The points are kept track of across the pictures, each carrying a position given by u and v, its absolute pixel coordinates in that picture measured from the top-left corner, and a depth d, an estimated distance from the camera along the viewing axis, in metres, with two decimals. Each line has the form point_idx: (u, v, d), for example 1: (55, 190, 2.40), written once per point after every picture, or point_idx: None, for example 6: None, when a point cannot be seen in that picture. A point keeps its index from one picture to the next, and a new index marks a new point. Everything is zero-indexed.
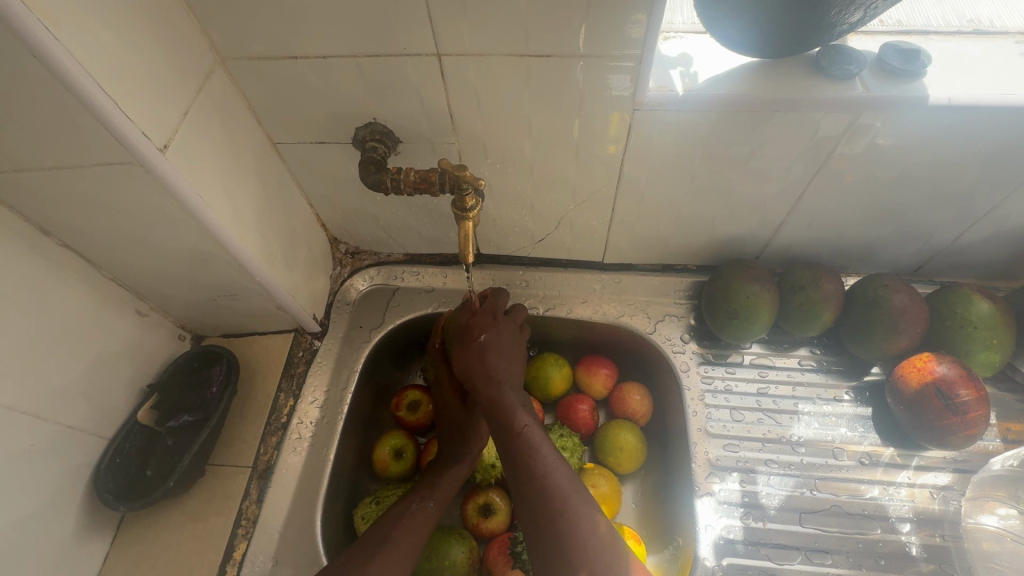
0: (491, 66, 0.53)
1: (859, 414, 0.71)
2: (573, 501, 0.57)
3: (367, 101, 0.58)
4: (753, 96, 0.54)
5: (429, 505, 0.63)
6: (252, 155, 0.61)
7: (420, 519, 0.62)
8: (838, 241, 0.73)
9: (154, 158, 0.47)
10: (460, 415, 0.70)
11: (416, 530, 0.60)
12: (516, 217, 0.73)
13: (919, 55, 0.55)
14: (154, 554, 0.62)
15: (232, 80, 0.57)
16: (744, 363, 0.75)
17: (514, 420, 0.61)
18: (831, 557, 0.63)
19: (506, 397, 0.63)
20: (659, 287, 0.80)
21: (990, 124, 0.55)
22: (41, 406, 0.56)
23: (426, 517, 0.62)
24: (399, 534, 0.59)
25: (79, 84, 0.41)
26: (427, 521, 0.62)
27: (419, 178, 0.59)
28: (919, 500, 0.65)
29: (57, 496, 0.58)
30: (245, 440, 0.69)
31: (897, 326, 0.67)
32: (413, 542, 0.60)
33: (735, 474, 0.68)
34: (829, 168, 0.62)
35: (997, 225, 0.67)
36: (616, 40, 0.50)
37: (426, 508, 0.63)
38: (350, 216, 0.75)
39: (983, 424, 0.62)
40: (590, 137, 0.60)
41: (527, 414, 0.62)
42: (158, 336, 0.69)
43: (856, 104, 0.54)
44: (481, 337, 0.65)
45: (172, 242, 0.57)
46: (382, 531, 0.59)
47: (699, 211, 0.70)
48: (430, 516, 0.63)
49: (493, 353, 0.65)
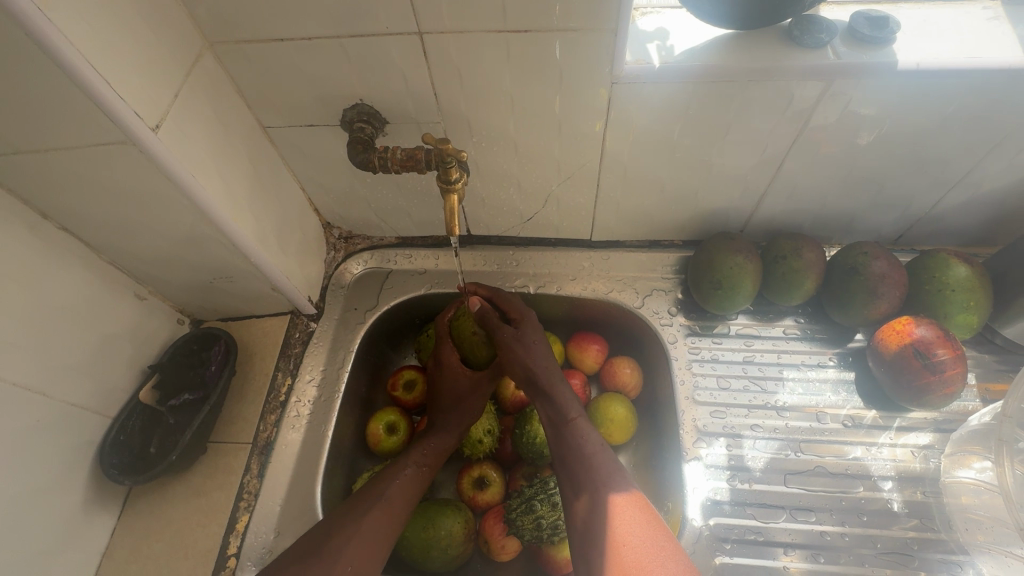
0: (472, 43, 0.55)
1: (843, 379, 0.73)
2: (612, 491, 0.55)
3: (353, 82, 0.60)
4: (727, 67, 0.56)
5: (420, 469, 0.66)
6: (243, 139, 0.63)
7: (411, 479, 0.64)
8: (819, 212, 0.75)
9: (146, 136, 0.49)
10: (461, 385, 0.70)
11: (406, 492, 0.63)
12: (504, 196, 0.74)
13: (889, 22, 0.56)
14: (159, 528, 0.64)
15: (220, 64, 0.58)
16: (730, 334, 0.77)
17: (567, 407, 0.64)
18: (815, 515, 0.65)
19: (559, 388, 0.65)
20: (647, 263, 0.82)
21: (959, 88, 0.56)
22: (45, 384, 0.58)
23: (416, 478, 0.65)
24: (392, 494, 0.61)
25: (72, 63, 0.42)
26: (418, 483, 0.65)
27: (406, 156, 0.61)
28: (902, 459, 0.67)
29: (63, 471, 0.60)
30: (245, 418, 0.71)
31: (877, 291, 0.68)
32: (404, 499, 0.62)
33: (722, 439, 0.70)
34: (805, 137, 0.63)
35: (973, 190, 0.69)
36: (591, 14, 0.51)
37: (417, 471, 0.65)
38: (341, 199, 0.77)
39: (961, 382, 0.64)
40: (571, 111, 0.61)
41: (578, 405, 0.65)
42: (158, 319, 0.71)
43: (828, 71, 0.55)
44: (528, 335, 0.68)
45: (168, 224, 0.59)
46: (375, 491, 0.61)
47: (682, 185, 0.71)
48: (420, 478, 0.65)
49: (539, 351, 0.67)
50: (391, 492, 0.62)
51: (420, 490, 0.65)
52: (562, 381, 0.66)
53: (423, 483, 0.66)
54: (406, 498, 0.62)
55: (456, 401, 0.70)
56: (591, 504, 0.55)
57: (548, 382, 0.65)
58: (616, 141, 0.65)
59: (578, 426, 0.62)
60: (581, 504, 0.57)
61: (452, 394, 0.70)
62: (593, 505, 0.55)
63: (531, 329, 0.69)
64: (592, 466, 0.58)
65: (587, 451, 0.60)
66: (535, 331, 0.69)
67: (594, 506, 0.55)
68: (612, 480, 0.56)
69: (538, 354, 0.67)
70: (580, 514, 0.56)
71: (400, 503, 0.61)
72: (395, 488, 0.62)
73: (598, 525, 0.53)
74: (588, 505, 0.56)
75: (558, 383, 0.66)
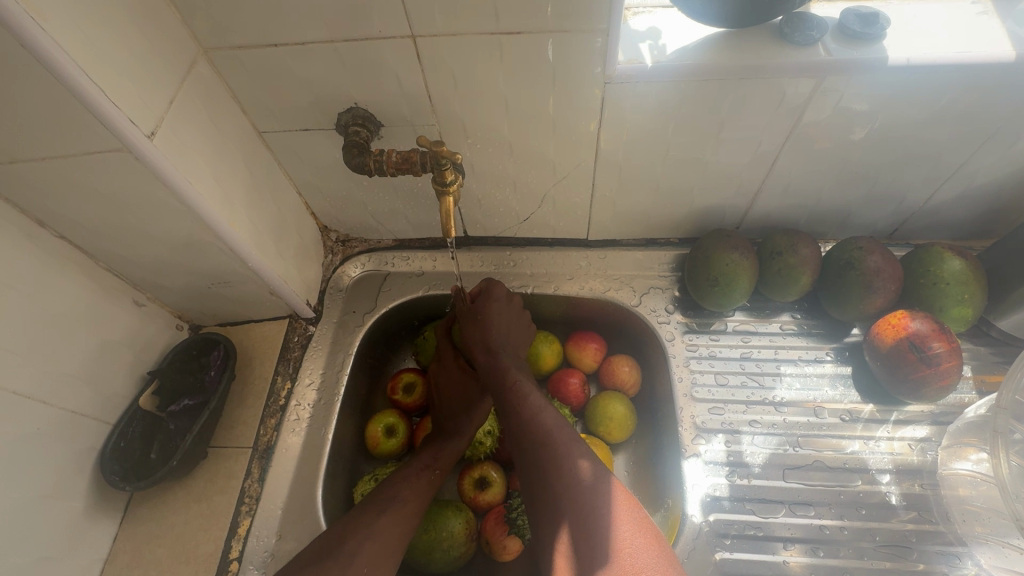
0: (465, 46, 0.55)
1: (840, 373, 0.73)
2: (553, 451, 0.57)
3: (347, 86, 0.60)
4: (719, 65, 0.56)
5: (431, 471, 0.66)
6: (239, 144, 0.63)
7: (423, 482, 0.64)
8: (814, 207, 0.75)
9: (142, 144, 0.49)
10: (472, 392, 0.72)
11: (420, 494, 0.63)
12: (500, 197, 0.75)
13: (878, 18, 0.57)
14: (161, 532, 0.65)
15: (215, 69, 0.58)
16: (728, 330, 0.77)
17: (507, 376, 0.65)
18: (814, 509, 0.65)
19: (502, 361, 0.67)
20: (644, 261, 0.82)
21: (949, 82, 0.56)
22: (45, 392, 0.58)
23: (428, 481, 0.65)
24: (404, 496, 0.62)
25: (67, 71, 0.43)
26: (429, 485, 0.65)
27: (401, 159, 0.61)
28: (899, 452, 0.68)
29: (65, 478, 0.60)
30: (245, 422, 0.71)
31: (872, 286, 0.69)
32: (416, 501, 0.62)
33: (720, 435, 0.70)
34: (799, 134, 0.64)
35: (966, 184, 0.69)
36: (583, 15, 0.52)
37: (429, 473, 0.66)
38: (338, 202, 0.77)
39: (957, 374, 0.64)
40: (565, 112, 0.62)
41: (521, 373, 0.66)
42: (156, 325, 0.71)
43: (820, 68, 0.56)
44: (482, 314, 0.70)
45: (165, 230, 0.59)
46: (389, 493, 0.62)
47: (677, 183, 0.72)
48: (432, 481, 0.65)
49: (488, 327, 0.70)
50: (402, 495, 0.62)
51: (431, 493, 0.65)
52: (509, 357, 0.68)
53: (435, 485, 0.66)
54: (418, 501, 0.63)
55: (468, 407, 0.71)
56: (596, 469, 0.55)
57: (489, 358, 0.68)
58: (610, 140, 0.65)
59: (519, 389, 0.64)
60: (585, 465, 0.55)
61: (458, 395, 0.72)
62: (597, 470, 0.55)
63: (484, 306, 0.71)
64: (554, 427, 0.59)
65: (541, 410, 0.61)
66: (494, 310, 0.71)
67: (599, 471, 0.55)
68: (548, 439, 0.58)
69: (496, 328, 0.70)
70: (584, 476, 0.54)
71: (412, 506, 0.62)
72: (406, 490, 0.62)
73: (604, 489, 0.53)
74: (593, 468, 0.55)
75: (502, 354, 0.69)
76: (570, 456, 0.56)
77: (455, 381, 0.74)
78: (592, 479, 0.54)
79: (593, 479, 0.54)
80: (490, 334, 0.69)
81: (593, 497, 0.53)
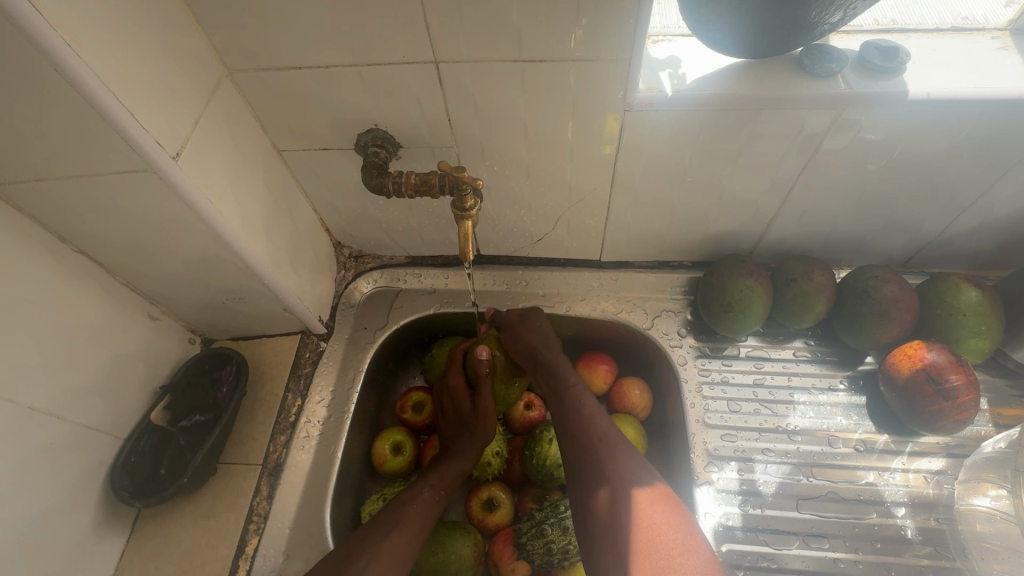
0: (488, 72, 0.56)
1: (854, 403, 0.73)
2: (588, 476, 0.60)
3: (368, 108, 0.60)
4: (739, 94, 0.56)
5: (437, 493, 0.65)
6: (259, 163, 0.64)
7: (428, 504, 0.64)
8: (829, 235, 0.75)
9: (167, 165, 0.50)
10: (471, 412, 0.70)
11: (424, 514, 0.63)
12: (515, 217, 0.75)
13: (898, 52, 0.57)
14: (168, 550, 0.64)
15: (239, 90, 0.59)
16: (740, 356, 0.77)
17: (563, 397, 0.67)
18: (828, 541, 0.64)
19: (556, 378, 0.69)
20: (657, 284, 0.82)
21: (968, 117, 0.57)
22: (60, 406, 0.58)
23: (432, 503, 0.64)
24: (409, 517, 0.61)
25: (96, 93, 0.43)
26: (433, 509, 0.64)
27: (419, 181, 0.61)
28: (914, 484, 0.67)
29: (75, 493, 0.60)
30: (255, 439, 0.71)
31: (888, 315, 0.68)
32: (420, 527, 0.62)
33: (733, 463, 0.69)
34: (816, 163, 0.64)
35: (983, 216, 0.69)
36: (606, 43, 0.52)
37: (435, 494, 0.65)
38: (353, 220, 0.77)
39: (974, 408, 0.64)
40: (583, 138, 0.62)
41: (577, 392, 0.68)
42: (170, 339, 0.71)
43: (839, 99, 0.56)
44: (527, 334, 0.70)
45: (183, 247, 0.59)
46: (392, 514, 0.61)
47: (693, 208, 0.72)
48: (437, 505, 0.65)
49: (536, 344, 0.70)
50: (406, 519, 0.61)
51: (435, 517, 0.64)
52: (559, 371, 0.69)
53: (439, 509, 0.65)
54: (422, 525, 0.62)
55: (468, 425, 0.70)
56: (612, 495, 0.57)
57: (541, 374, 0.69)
58: (628, 165, 0.65)
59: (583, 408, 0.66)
60: (605, 491, 0.58)
61: (458, 419, 0.71)
62: (615, 497, 0.57)
63: (525, 324, 0.71)
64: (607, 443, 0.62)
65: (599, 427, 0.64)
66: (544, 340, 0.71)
67: (616, 497, 0.57)
68: (593, 464, 0.60)
69: (539, 346, 0.70)
70: (603, 504, 0.57)
71: (416, 531, 0.61)
72: (410, 514, 0.62)
73: (622, 512, 0.55)
74: (610, 497, 0.57)
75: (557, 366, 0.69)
76: (593, 484, 0.59)
77: (462, 403, 0.71)
78: (608, 510, 0.56)
79: (609, 508, 0.56)
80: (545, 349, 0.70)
81: (615, 524, 0.55)
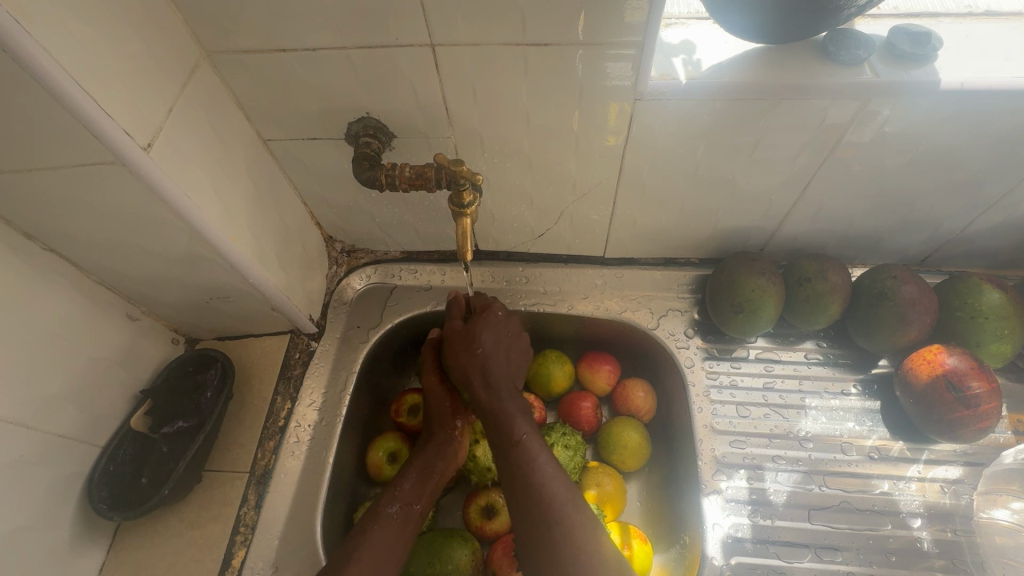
0: (486, 57, 0.51)
1: (867, 408, 0.70)
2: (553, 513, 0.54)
3: (359, 95, 0.56)
4: (759, 82, 0.52)
5: (407, 509, 0.60)
6: (242, 153, 0.60)
7: (394, 522, 0.59)
8: (844, 232, 0.72)
9: (137, 156, 0.46)
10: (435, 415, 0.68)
11: (385, 538, 0.57)
12: (515, 212, 0.71)
13: (930, 38, 0.53)
14: (151, 563, 0.61)
15: (218, 74, 0.55)
16: (749, 358, 0.74)
17: (514, 429, 0.60)
18: (841, 554, 0.62)
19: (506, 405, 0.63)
20: (663, 281, 0.78)
21: (1003, 109, 0.53)
22: (31, 414, 0.55)
23: (401, 524, 0.59)
24: (360, 554, 0.55)
25: (50, 76, 0.39)
26: (400, 530, 0.59)
27: (414, 174, 0.57)
28: (930, 494, 0.65)
29: (50, 506, 0.56)
30: (242, 444, 0.68)
31: (906, 317, 0.65)
32: (386, 554, 0.56)
33: (742, 471, 0.67)
34: (835, 157, 0.60)
35: (1008, 213, 0.66)
36: (617, 27, 0.48)
37: (405, 511, 0.60)
38: (345, 213, 0.73)
39: (996, 417, 0.61)
40: (590, 128, 0.58)
41: (526, 423, 0.61)
42: (151, 339, 0.67)
43: (865, 89, 0.52)
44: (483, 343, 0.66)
45: (160, 244, 0.55)
46: (345, 551, 0.55)
47: (703, 203, 0.68)
48: (409, 526, 0.60)
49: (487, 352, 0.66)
50: (367, 548, 0.56)
51: (405, 540, 0.58)
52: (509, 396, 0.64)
53: (413, 523, 0.60)
54: (391, 549, 0.57)
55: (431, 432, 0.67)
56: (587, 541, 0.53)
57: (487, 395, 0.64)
58: (636, 157, 0.61)
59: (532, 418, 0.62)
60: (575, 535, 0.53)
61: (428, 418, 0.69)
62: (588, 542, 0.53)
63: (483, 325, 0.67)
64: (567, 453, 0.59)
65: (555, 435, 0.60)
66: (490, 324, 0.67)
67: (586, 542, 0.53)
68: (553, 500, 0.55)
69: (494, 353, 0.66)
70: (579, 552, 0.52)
71: (382, 561, 0.55)
72: (372, 538, 0.56)
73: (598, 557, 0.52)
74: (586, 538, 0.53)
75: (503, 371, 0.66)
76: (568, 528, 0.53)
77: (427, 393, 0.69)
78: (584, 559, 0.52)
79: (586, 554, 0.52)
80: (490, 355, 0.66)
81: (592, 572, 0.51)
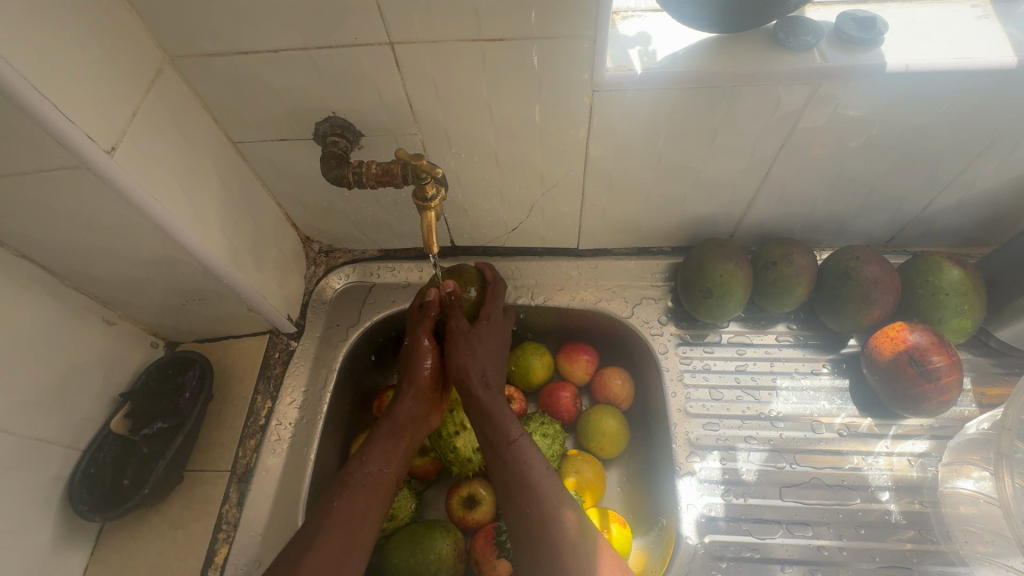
0: (445, 53, 0.53)
1: (837, 387, 0.71)
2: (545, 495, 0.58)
3: (324, 95, 0.57)
4: (711, 71, 0.54)
5: (377, 475, 0.61)
6: (212, 156, 0.61)
7: (364, 488, 0.59)
8: (809, 216, 0.73)
9: (100, 160, 0.46)
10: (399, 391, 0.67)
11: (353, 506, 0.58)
12: (487, 206, 0.72)
13: (876, 22, 0.55)
14: (134, 563, 0.62)
15: (183, 78, 0.56)
16: (722, 342, 0.75)
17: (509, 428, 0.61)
18: (812, 529, 0.63)
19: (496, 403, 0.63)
20: (636, 271, 0.80)
21: (949, 90, 0.55)
22: (8, 419, 0.55)
23: (371, 491, 0.60)
24: (330, 527, 0.56)
25: (8, 82, 0.40)
26: (371, 499, 0.59)
27: (381, 170, 0.59)
28: (898, 468, 0.66)
29: (30, 509, 0.57)
30: (223, 444, 0.68)
31: (870, 297, 0.67)
32: (358, 520, 0.57)
33: (715, 452, 0.68)
34: (793, 141, 0.61)
35: (965, 192, 0.67)
36: (569, 20, 0.49)
37: (375, 478, 0.61)
38: (320, 214, 0.74)
39: (957, 390, 0.63)
40: (552, 120, 0.59)
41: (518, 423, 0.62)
42: (129, 343, 0.68)
43: (815, 74, 0.54)
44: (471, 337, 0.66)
45: (132, 248, 0.56)
46: (313, 525, 0.56)
47: (670, 192, 0.69)
48: (379, 494, 0.60)
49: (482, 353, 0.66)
50: (337, 516, 0.57)
51: (375, 506, 0.59)
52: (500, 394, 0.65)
53: (381, 489, 0.61)
54: (360, 520, 0.58)
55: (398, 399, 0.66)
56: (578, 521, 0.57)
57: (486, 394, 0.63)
58: (600, 149, 0.63)
59: (522, 448, 0.60)
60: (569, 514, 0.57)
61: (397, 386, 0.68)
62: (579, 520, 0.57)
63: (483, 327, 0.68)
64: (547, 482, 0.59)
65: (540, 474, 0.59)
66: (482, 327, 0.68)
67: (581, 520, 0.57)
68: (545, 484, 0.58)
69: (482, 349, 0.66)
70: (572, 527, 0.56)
71: (353, 527, 0.57)
72: (339, 506, 0.57)
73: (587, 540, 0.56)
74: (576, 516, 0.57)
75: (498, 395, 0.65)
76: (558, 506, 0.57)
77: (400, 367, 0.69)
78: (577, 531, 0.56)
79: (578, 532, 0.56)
80: (479, 369, 0.65)
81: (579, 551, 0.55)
